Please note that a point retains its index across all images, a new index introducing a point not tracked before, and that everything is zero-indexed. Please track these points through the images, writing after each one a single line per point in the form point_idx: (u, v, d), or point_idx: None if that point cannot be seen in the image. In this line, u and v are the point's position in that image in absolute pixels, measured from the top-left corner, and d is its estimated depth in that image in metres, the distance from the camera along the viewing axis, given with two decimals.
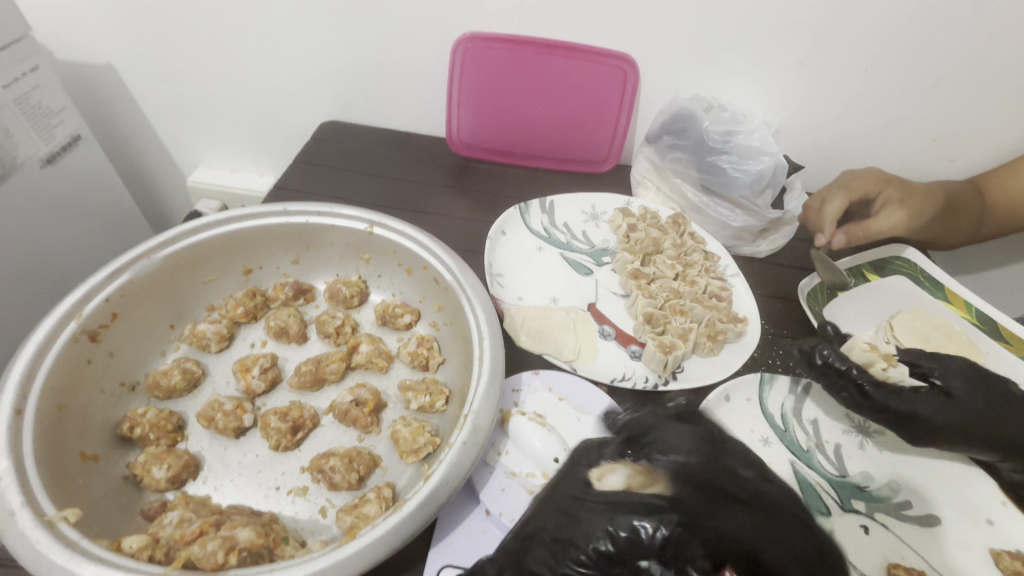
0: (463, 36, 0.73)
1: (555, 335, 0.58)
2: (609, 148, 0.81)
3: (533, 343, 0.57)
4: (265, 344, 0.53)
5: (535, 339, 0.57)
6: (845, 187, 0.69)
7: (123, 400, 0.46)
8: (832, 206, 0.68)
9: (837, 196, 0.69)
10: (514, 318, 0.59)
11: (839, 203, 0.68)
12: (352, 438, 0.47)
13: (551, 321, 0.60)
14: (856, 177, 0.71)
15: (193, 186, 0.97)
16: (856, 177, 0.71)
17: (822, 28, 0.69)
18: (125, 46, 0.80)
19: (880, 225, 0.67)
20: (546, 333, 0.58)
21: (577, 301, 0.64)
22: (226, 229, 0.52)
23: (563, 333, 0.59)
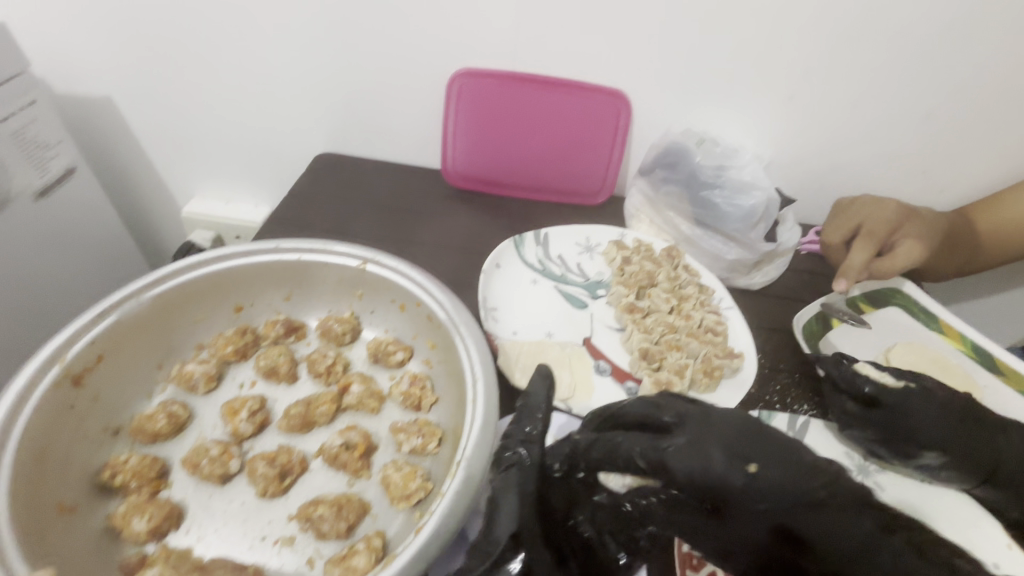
0: (458, 71, 0.74)
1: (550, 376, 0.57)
2: (603, 180, 0.82)
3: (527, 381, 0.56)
4: (254, 384, 0.51)
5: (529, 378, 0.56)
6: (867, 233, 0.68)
7: (105, 446, 0.45)
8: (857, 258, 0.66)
9: (863, 242, 0.67)
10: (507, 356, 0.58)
11: (864, 252, 0.66)
12: (342, 483, 0.46)
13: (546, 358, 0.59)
14: (872, 210, 0.70)
15: (187, 218, 0.97)
16: (874, 211, 0.69)
17: (809, 65, 0.70)
18: (123, 79, 0.81)
19: (901, 261, 0.67)
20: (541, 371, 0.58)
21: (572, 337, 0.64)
22: (218, 266, 0.51)
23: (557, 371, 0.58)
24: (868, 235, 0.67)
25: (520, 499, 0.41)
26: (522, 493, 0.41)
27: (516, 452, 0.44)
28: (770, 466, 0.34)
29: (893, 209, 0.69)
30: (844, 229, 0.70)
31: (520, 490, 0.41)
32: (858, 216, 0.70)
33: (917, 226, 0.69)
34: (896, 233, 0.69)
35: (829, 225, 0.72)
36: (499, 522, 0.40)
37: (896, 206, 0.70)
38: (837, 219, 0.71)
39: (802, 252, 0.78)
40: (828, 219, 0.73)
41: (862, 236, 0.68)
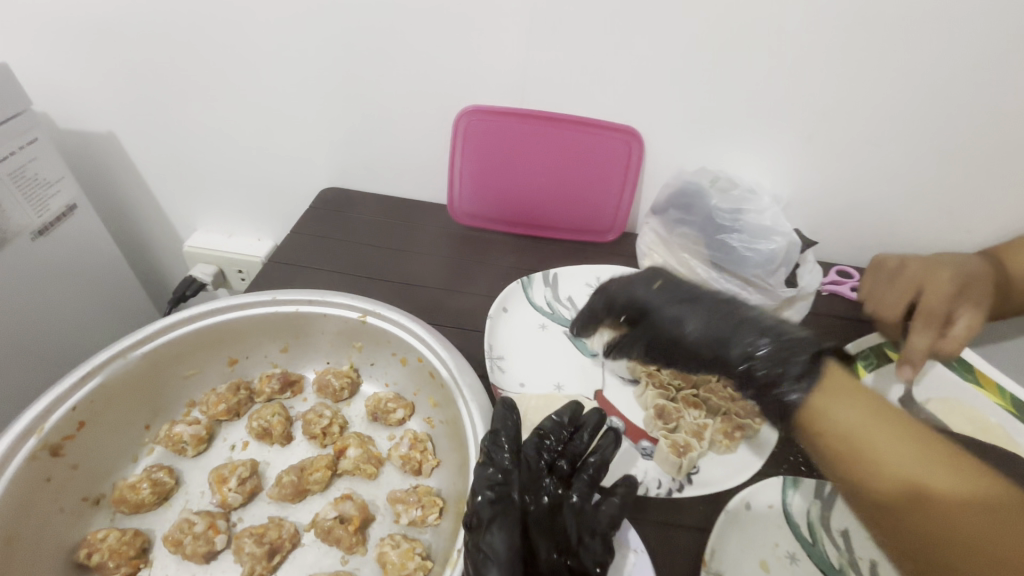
0: (465, 108, 0.73)
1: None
2: (614, 218, 0.79)
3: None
4: (246, 446, 0.49)
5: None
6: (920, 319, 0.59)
7: (83, 518, 0.42)
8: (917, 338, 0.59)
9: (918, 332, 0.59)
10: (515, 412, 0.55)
11: (922, 333, 0.59)
12: (335, 560, 0.43)
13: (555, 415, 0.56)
14: (930, 277, 0.60)
15: (189, 252, 0.95)
16: (934, 280, 0.60)
17: (829, 103, 0.68)
18: (127, 115, 0.80)
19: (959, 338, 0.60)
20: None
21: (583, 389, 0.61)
22: (212, 320, 0.49)
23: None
24: (926, 312, 0.59)
25: (508, 534, 0.37)
26: (510, 532, 0.38)
27: (493, 483, 0.41)
28: (804, 369, 0.43)
29: (951, 276, 0.59)
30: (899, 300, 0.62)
31: (506, 531, 0.38)
32: (913, 285, 0.61)
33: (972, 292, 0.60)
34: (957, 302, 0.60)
35: (878, 291, 0.65)
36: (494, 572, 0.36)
37: (954, 269, 0.60)
38: (886, 287, 0.64)
39: (823, 293, 0.75)
40: (875, 284, 0.65)
41: (921, 312, 0.59)
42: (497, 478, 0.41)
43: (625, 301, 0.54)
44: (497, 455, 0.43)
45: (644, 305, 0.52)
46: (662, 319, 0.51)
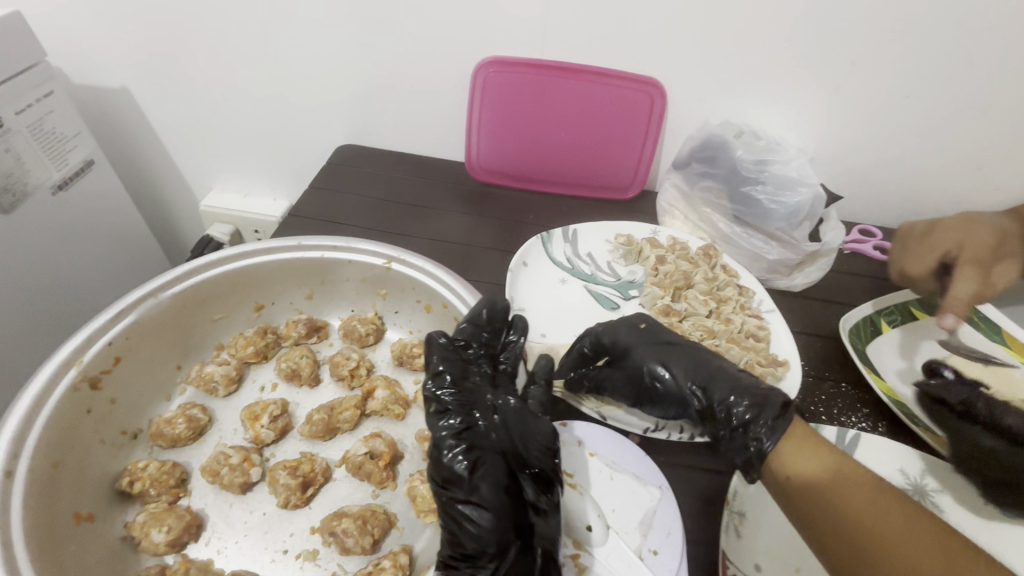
0: (483, 60, 0.71)
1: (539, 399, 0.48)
2: (634, 174, 0.78)
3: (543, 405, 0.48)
4: (274, 388, 0.50)
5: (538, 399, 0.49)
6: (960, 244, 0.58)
7: (125, 449, 0.43)
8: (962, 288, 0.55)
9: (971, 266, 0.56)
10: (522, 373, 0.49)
11: (968, 278, 0.55)
12: (366, 494, 0.44)
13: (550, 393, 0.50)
14: (963, 232, 0.60)
15: (205, 211, 0.96)
16: (962, 235, 0.59)
17: (861, 53, 0.65)
18: (140, 69, 0.79)
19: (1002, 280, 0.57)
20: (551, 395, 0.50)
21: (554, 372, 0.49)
22: (240, 264, 0.49)
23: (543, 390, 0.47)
24: (971, 261, 0.57)
25: (490, 484, 0.37)
26: (494, 478, 0.37)
27: (455, 432, 0.39)
28: (687, 363, 0.51)
29: (991, 231, 0.59)
30: (933, 256, 0.60)
31: (486, 481, 0.37)
32: (951, 239, 0.59)
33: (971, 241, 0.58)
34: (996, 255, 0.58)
35: (908, 252, 0.63)
36: (479, 522, 0.36)
37: (992, 224, 0.60)
38: (918, 248, 0.61)
39: (844, 252, 0.75)
40: (904, 248, 0.64)
41: (964, 259, 0.57)
42: (461, 426, 0.39)
43: (611, 343, 0.54)
44: (442, 397, 0.41)
45: (625, 349, 0.53)
46: (644, 360, 0.51)
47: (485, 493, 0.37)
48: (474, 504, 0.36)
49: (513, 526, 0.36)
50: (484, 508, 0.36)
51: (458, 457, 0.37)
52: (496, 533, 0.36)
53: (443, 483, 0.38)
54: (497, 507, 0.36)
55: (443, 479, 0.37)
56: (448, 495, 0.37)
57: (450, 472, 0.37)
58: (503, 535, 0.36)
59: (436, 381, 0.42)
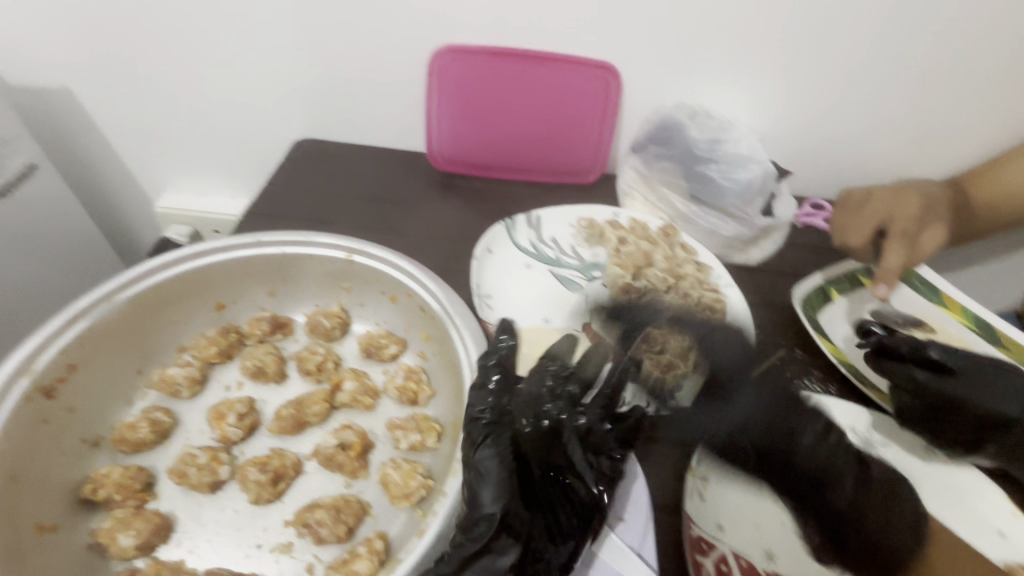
0: (439, 48, 0.71)
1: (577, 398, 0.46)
2: (595, 159, 0.79)
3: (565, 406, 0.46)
4: (240, 386, 0.49)
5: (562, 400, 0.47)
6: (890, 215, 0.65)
7: (85, 458, 0.42)
8: (891, 258, 0.62)
9: (897, 241, 0.63)
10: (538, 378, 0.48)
11: (899, 249, 0.62)
12: (339, 485, 0.44)
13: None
14: (892, 203, 0.66)
15: (161, 213, 0.93)
16: (894, 205, 0.66)
17: (803, 32, 0.68)
18: (83, 67, 0.76)
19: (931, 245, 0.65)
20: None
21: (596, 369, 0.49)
22: (196, 263, 0.49)
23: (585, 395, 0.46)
24: (899, 233, 0.64)
25: (503, 459, 0.36)
26: (503, 452, 0.37)
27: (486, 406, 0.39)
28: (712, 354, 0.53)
29: (918, 201, 0.65)
30: (867, 224, 0.66)
31: (502, 454, 0.36)
32: (881, 213, 0.66)
33: (903, 211, 0.65)
34: (925, 220, 0.65)
35: (845, 220, 0.69)
36: (487, 491, 0.35)
37: (920, 193, 0.66)
38: (856, 219, 0.67)
39: (797, 226, 0.77)
40: (844, 217, 0.69)
41: (895, 232, 0.64)
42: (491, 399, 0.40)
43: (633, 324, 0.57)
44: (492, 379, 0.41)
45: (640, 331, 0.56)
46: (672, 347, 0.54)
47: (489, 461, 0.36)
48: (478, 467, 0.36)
49: (510, 499, 0.35)
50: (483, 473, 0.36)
51: (487, 428, 0.38)
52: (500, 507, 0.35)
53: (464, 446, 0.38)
54: (507, 482, 0.36)
55: (466, 441, 0.38)
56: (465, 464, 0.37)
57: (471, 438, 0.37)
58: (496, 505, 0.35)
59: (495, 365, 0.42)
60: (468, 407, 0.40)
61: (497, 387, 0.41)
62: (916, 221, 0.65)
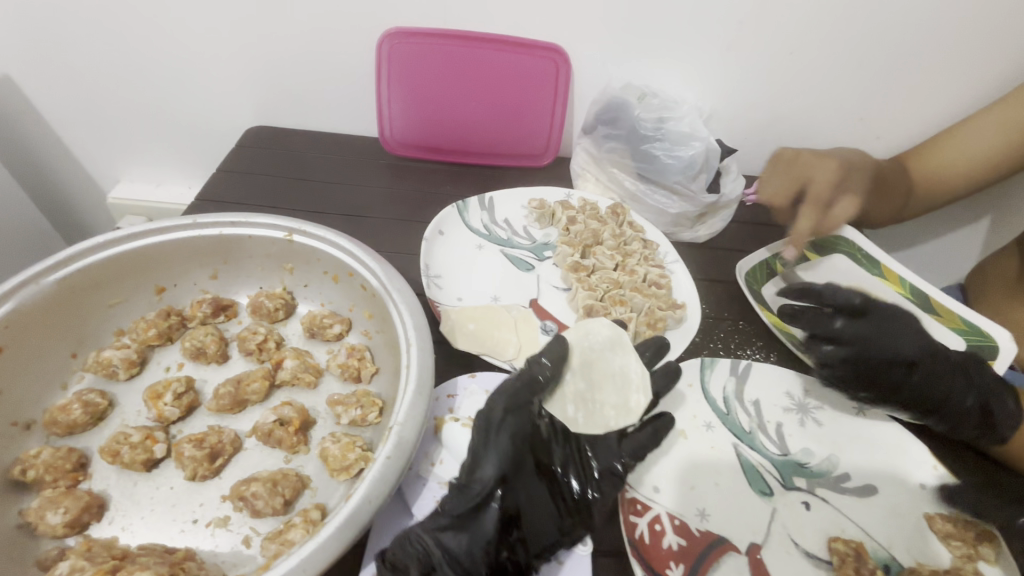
0: (386, 31, 0.71)
1: (611, 424, 0.50)
2: (548, 141, 0.80)
3: (587, 425, 0.50)
4: (181, 367, 0.49)
5: (581, 420, 0.51)
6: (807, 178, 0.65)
7: (16, 441, 0.42)
8: (802, 224, 0.63)
9: (811, 204, 0.64)
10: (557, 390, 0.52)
11: (810, 216, 0.63)
12: (278, 460, 0.45)
13: (602, 401, 0.52)
14: (814, 167, 0.66)
15: (114, 204, 0.92)
16: (816, 167, 0.66)
17: (744, 12, 0.69)
18: (23, 54, 0.75)
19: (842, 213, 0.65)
20: (576, 403, 0.51)
21: (619, 398, 0.52)
22: (130, 246, 0.48)
23: (620, 424, 0.50)
24: (813, 197, 0.64)
25: (514, 439, 0.43)
26: (515, 433, 0.44)
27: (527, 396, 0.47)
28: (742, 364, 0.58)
29: (837, 166, 0.66)
30: (790, 186, 0.67)
31: (512, 434, 0.43)
32: (801, 178, 0.66)
33: (824, 174, 0.65)
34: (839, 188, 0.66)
35: (769, 176, 0.70)
36: (489, 460, 0.42)
37: (840, 162, 0.67)
38: (779, 177, 0.68)
39: (746, 204, 0.79)
40: (771, 172, 0.70)
41: (810, 199, 0.64)
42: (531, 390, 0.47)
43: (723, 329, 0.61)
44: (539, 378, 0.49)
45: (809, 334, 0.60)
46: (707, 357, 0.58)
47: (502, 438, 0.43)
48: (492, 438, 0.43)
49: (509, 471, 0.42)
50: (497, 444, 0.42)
51: (510, 410, 0.45)
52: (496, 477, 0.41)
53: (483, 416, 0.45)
54: (509, 458, 0.42)
55: (488, 410, 0.44)
56: (477, 435, 0.43)
57: (491, 415, 0.44)
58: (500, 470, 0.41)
59: (546, 369, 0.49)
60: (508, 382, 0.47)
61: (537, 385, 0.48)
62: (833, 186, 0.65)
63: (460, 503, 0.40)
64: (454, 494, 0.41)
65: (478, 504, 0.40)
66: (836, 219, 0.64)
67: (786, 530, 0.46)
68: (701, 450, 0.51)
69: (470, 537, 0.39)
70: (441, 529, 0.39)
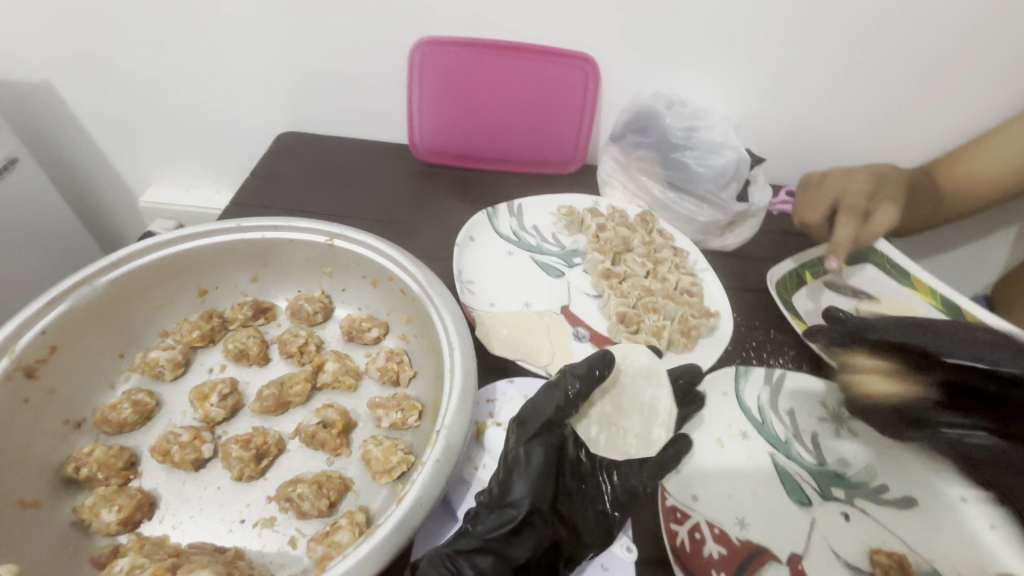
0: (419, 40, 0.72)
1: (631, 453, 0.48)
2: (575, 149, 0.81)
3: (608, 449, 0.49)
4: (223, 368, 0.50)
5: (604, 442, 0.49)
6: (839, 190, 0.68)
7: (67, 439, 0.43)
8: (842, 231, 0.64)
9: (847, 215, 0.65)
10: (580, 409, 0.50)
11: (849, 224, 0.65)
12: (321, 462, 0.45)
13: (627, 427, 0.50)
14: (845, 181, 0.69)
15: (145, 208, 0.93)
16: (847, 181, 0.68)
17: (774, 23, 0.70)
18: (64, 61, 0.76)
19: (881, 224, 0.66)
20: (602, 425, 0.50)
21: (642, 426, 0.50)
22: (176, 249, 0.49)
23: (639, 454, 0.48)
24: (848, 208, 0.66)
25: (546, 459, 0.42)
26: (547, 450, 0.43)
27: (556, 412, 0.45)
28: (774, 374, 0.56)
29: (867, 178, 0.68)
30: (823, 202, 0.69)
31: (544, 458, 0.42)
32: (835, 191, 0.68)
33: (857, 186, 0.67)
34: (874, 198, 0.67)
35: (804, 200, 0.72)
36: (520, 484, 0.41)
37: (870, 173, 0.69)
38: (812, 196, 0.70)
39: (773, 213, 0.79)
40: (804, 195, 0.72)
41: (844, 208, 0.66)
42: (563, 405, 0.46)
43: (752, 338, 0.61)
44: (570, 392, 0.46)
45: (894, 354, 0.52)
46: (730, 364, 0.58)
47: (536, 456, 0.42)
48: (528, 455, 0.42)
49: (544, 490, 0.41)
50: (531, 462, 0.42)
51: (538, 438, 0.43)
52: (528, 502, 0.41)
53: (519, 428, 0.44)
54: (541, 484, 0.42)
55: (522, 428, 0.44)
56: (509, 459, 0.43)
57: (522, 439, 0.43)
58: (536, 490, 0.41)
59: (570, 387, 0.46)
60: (541, 398, 0.46)
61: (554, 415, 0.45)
62: (868, 196, 0.67)
63: (489, 527, 0.40)
64: (483, 516, 0.40)
65: (508, 530, 0.39)
66: (874, 230, 0.65)
67: (825, 542, 0.46)
68: (735, 459, 0.51)
69: (499, 559, 0.39)
70: (470, 552, 0.38)
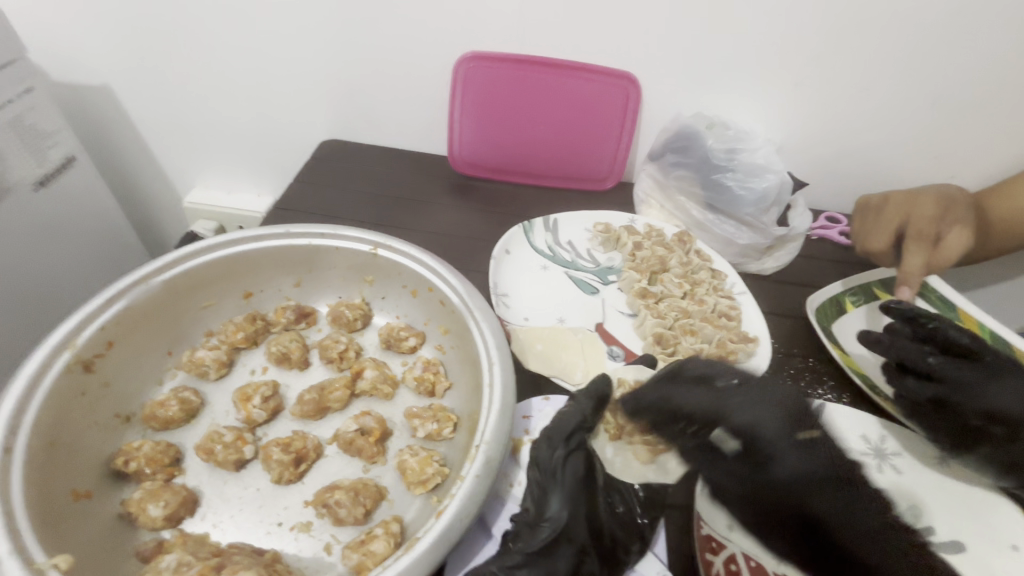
0: (464, 55, 0.73)
1: (648, 475, 0.48)
2: (612, 166, 0.81)
3: (623, 472, 0.48)
4: (265, 370, 0.51)
5: (620, 464, 0.49)
6: (908, 218, 0.65)
7: (117, 432, 0.45)
8: (912, 260, 0.62)
9: (915, 248, 0.63)
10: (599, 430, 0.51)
11: (917, 252, 0.62)
12: (357, 469, 0.45)
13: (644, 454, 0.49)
14: (912, 205, 0.66)
15: (189, 208, 0.97)
16: (914, 206, 0.65)
17: (822, 47, 0.69)
18: (125, 67, 0.80)
19: (953, 251, 0.63)
20: (617, 446, 0.50)
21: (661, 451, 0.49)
22: (227, 252, 0.51)
23: (657, 479, 0.47)
24: (917, 236, 0.63)
25: (579, 476, 0.44)
26: (579, 465, 0.44)
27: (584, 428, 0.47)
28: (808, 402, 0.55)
29: (935, 201, 0.65)
30: (889, 230, 0.66)
31: (574, 472, 0.44)
32: (898, 217, 0.66)
33: (925, 212, 0.64)
34: (943, 224, 0.64)
35: (868, 227, 0.69)
36: (554, 498, 0.42)
37: (936, 195, 0.66)
38: (876, 223, 0.68)
39: (813, 237, 0.77)
40: (865, 222, 0.70)
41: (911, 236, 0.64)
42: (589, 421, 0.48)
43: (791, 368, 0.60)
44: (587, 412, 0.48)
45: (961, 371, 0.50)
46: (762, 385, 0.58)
47: (570, 470, 0.44)
48: (562, 468, 0.44)
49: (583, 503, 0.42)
50: (569, 476, 0.43)
51: (766, 418, 0.42)
52: (563, 515, 0.41)
53: (547, 440, 0.46)
54: (574, 497, 0.42)
55: (550, 438, 0.46)
56: (542, 476, 0.44)
57: (553, 453, 0.44)
58: (573, 501, 0.42)
59: (749, 380, 0.45)
60: (563, 416, 0.48)
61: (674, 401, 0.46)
62: (936, 221, 0.64)
63: (533, 542, 0.40)
64: (525, 535, 0.41)
65: (548, 542, 0.40)
66: (945, 258, 0.62)
67: None
68: None
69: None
70: (515, 567, 0.39)
